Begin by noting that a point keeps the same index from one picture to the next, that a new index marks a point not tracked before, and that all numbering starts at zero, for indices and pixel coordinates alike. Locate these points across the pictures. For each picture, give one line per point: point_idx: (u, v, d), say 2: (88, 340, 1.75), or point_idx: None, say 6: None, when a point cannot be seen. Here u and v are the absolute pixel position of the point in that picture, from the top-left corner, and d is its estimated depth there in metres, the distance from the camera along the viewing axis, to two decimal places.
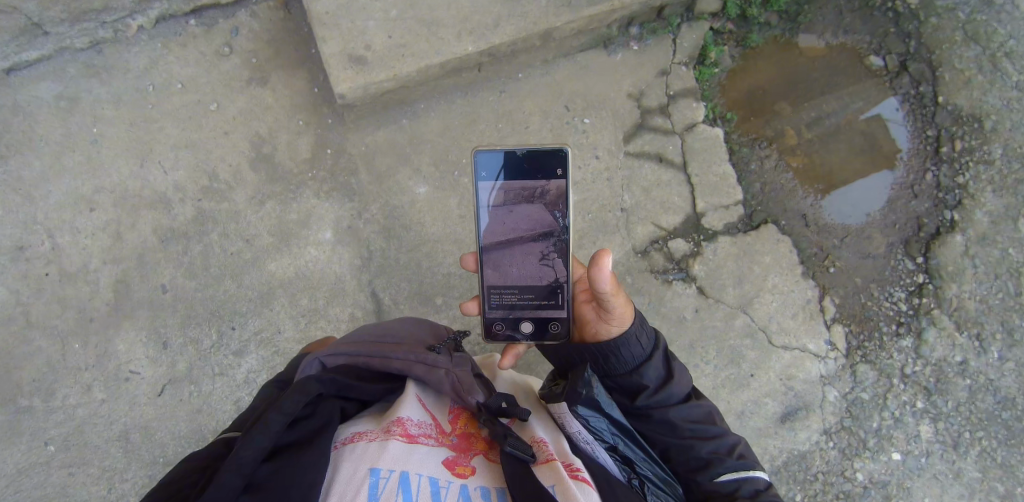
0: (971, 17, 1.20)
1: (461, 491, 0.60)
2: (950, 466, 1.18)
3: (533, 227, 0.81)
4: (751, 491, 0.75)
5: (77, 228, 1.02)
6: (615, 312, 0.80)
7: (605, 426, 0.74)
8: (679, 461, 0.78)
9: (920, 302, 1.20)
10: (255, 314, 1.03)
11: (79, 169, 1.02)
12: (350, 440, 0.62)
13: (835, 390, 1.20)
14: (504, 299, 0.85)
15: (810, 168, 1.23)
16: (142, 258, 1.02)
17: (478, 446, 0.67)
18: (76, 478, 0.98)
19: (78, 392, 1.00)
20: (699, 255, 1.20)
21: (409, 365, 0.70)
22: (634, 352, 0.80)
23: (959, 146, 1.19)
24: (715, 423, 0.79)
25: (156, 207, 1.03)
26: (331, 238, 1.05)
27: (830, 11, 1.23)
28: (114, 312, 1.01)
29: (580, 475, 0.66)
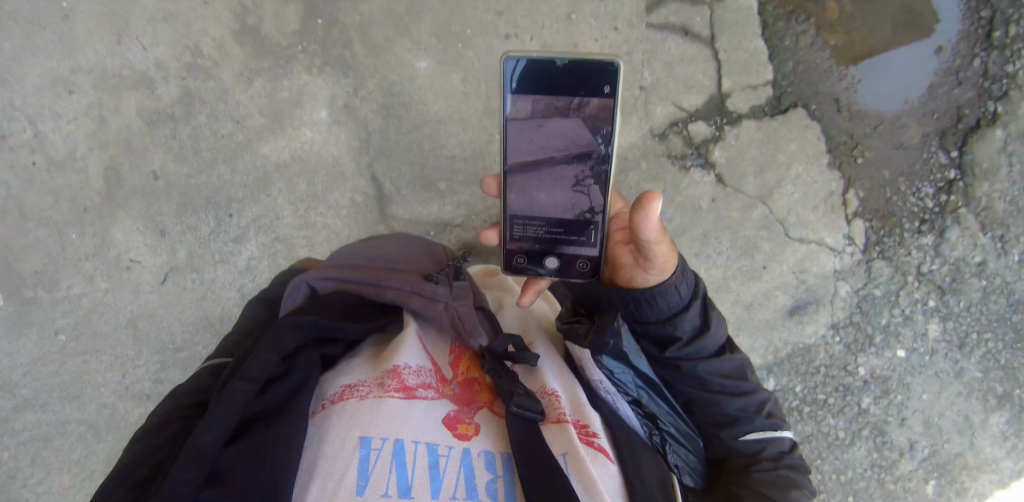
0: None
1: (461, 458, 0.57)
2: (953, 366, 1.17)
3: (567, 147, 0.70)
4: (776, 452, 0.78)
5: (59, 114, 0.94)
6: (657, 259, 0.72)
7: (631, 378, 0.71)
8: (705, 413, 0.78)
9: (947, 200, 1.15)
10: (251, 200, 0.99)
11: (54, 47, 0.92)
12: (338, 398, 0.58)
13: (848, 285, 1.16)
14: (528, 230, 0.76)
15: (848, 46, 1.13)
16: (130, 145, 0.95)
17: (484, 399, 0.64)
18: (90, 365, 0.99)
19: (81, 282, 0.98)
20: (720, 140, 1.12)
21: (406, 297, 0.67)
22: (671, 302, 0.73)
23: (1014, 31, 1.09)
24: (748, 378, 0.77)
25: (141, 89, 0.94)
26: (327, 118, 0.99)
27: None
28: (107, 201, 0.96)
29: (591, 437, 0.64)
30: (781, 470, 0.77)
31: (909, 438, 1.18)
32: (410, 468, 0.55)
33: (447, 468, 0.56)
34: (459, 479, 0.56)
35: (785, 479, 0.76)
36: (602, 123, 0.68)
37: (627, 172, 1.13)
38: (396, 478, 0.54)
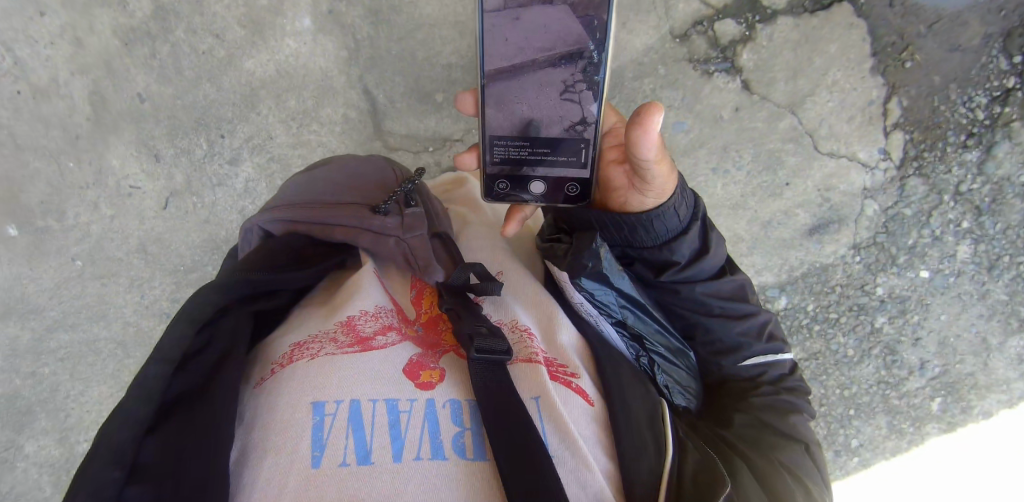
0: None
1: (425, 413, 0.52)
2: (978, 288, 1.11)
3: (552, 45, 0.62)
4: (776, 375, 0.80)
5: (33, 36, 0.91)
6: (654, 181, 0.66)
7: (613, 299, 0.67)
8: (704, 339, 0.77)
9: (1001, 111, 1.04)
10: (241, 120, 0.95)
11: None
12: (288, 360, 0.55)
13: (876, 204, 1.09)
14: (510, 151, 0.69)
15: None
16: (111, 66, 0.92)
17: (448, 342, 0.60)
18: (110, 288, 1.02)
19: (87, 210, 0.98)
20: (750, 41, 0.99)
21: (355, 233, 0.65)
22: (669, 225, 0.69)
23: None
24: (749, 301, 0.76)
25: (112, 4, 0.90)
26: (311, 26, 0.91)
27: None
28: (98, 125, 0.95)
29: (567, 378, 0.59)
30: (781, 393, 0.79)
31: (921, 357, 1.15)
32: (368, 428, 0.50)
33: (410, 424, 0.51)
34: (423, 435, 0.50)
35: (784, 401, 0.78)
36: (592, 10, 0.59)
37: (640, 79, 1.02)
38: (353, 443, 0.48)
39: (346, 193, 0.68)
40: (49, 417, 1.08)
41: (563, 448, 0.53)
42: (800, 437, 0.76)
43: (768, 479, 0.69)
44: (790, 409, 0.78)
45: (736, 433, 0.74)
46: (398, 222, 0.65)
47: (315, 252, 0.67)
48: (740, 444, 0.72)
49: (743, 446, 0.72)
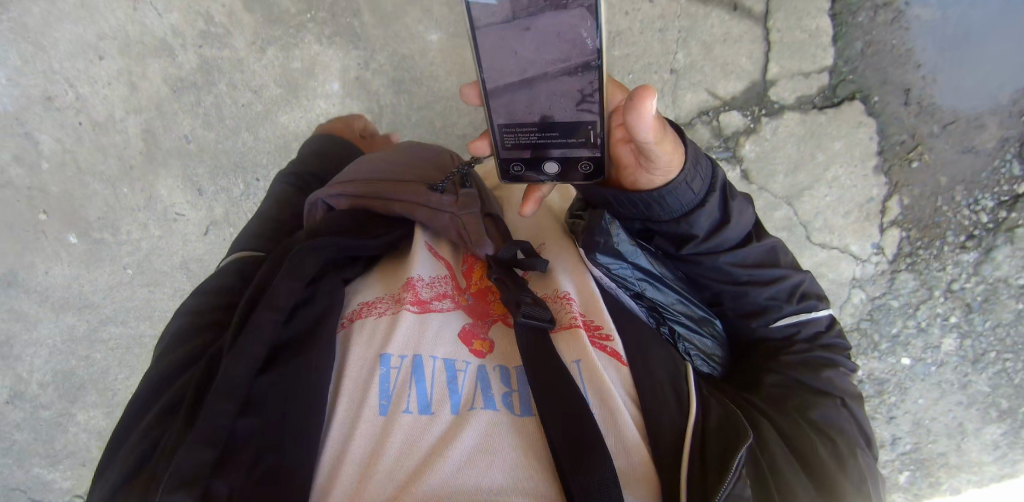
0: None
1: (478, 372, 0.57)
2: (959, 378, 1.14)
3: (563, 55, 0.61)
4: (811, 333, 0.75)
5: (93, 77, 1.02)
6: (658, 159, 0.65)
7: (630, 272, 0.69)
8: (732, 304, 0.74)
9: (1006, 216, 1.04)
10: (275, 167, 1.04)
11: (80, 15, 1.00)
12: (356, 316, 0.60)
13: (864, 293, 1.13)
14: (521, 137, 0.68)
15: (938, 28, 0.99)
16: (161, 108, 1.02)
17: (498, 311, 0.63)
18: (155, 296, 1.15)
19: (137, 229, 1.10)
20: (754, 133, 1.04)
21: (413, 207, 0.67)
22: (682, 199, 0.68)
23: None
24: (777, 264, 0.72)
25: (161, 54, 1.00)
26: (339, 90, 0.99)
27: None
28: (149, 159, 1.05)
29: (605, 347, 0.61)
30: (814, 350, 0.74)
31: (893, 434, 1.21)
32: (431, 386, 0.54)
33: (465, 384, 0.55)
34: (477, 390, 0.55)
35: (817, 358, 0.73)
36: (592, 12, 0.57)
37: None
38: (415, 393, 0.53)
39: (404, 171, 0.71)
40: (99, 394, 1.23)
41: (600, 408, 0.56)
42: (835, 393, 0.71)
43: (797, 440, 0.66)
44: (825, 365, 0.73)
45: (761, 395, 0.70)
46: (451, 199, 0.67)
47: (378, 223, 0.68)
48: (766, 405, 0.69)
49: (768, 407, 0.69)
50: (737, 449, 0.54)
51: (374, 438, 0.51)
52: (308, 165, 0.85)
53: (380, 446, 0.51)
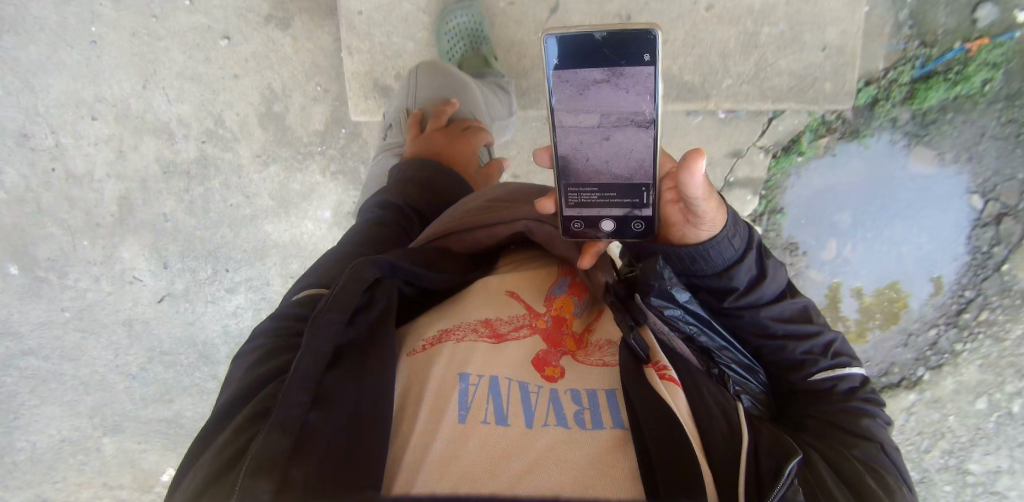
0: None
1: (550, 394, 0.52)
2: None
3: (627, 145, 0.60)
4: (848, 387, 0.62)
5: (79, 132, 1.02)
6: (704, 213, 0.59)
7: (681, 315, 0.61)
8: (772, 355, 0.64)
9: None
10: (246, 264, 1.08)
11: (82, 71, 1.00)
12: (435, 341, 0.56)
13: None
14: (581, 197, 0.63)
15: (826, 288, 1.25)
16: (144, 183, 1.04)
17: (570, 344, 0.59)
18: (88, 342, 1.15)
19: (88, 280, 1.11)
20: None
21: (536, 226, 0.66)
22: (723, 256, 0.61)
23: (980, 317, 1.21)
24: (814, 318, 0.64)
25: (158, 134, 1.02)
26: (329, 218, 1.06)
27: (971, 132, 1.15)
28: (119, 223, 1.07)
29: (667, 376, 0.52)
30: (854, 401, 0.61)
31: None
32: (507, 403, 0.51)
33: (538, 405, 0.51)
34: (550, 410, 0.51)
35: (858, 408, 0.61)
36: (652, 101, 0.57)
37: None
38: (493, 407, 0.50)
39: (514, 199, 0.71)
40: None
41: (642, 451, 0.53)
42: (877, 437, 0.59)
43: (852, 477, 0.54)
44: (864, 412, 0.60)
45: (807, 436, 0.59)
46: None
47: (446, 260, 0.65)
48: (817, 443, 0.58)
49: (821, 446, 0.57)
50: (788, 461, 0.47)
51: (449, 445, 0.47)
52: (407, 190, 0.79)
53: (455, 450, 0.47)
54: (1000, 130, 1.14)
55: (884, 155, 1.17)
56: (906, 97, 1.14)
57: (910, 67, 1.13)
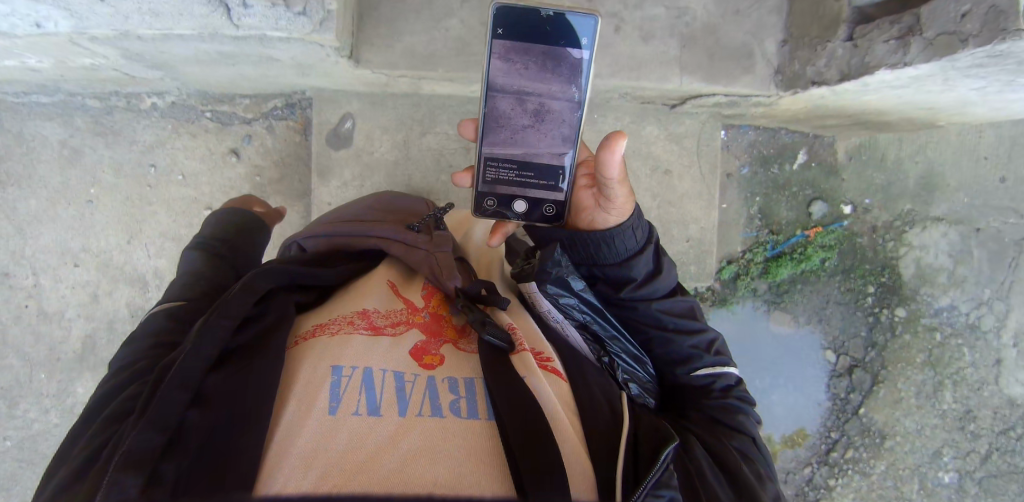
0: (944, 339, 1.52)
1: (426, 384, 0.67)
2: None
3: (545, 127, 0.87)
4: (725, 385, 0.90)
5: (60, 275, 1.39)
6: (617, 199, 0.85)
7: (575, 303, 0.87)
8: (662, 350, 0.90)
9: None
10: None
11: (72, 233, 1.39)
12: (311, 334, 0.72)
13: None
14: (499, 174, 0.89)
15: None
16: (112, 324, 1.41)
17: (446, 332, 0.78)
18: (22, 470, 1.41)
19: (37, 410, 1.41)
20: None
21: (388, 243, 0.88)
22: (628, 245, 0.87)
23: (847, 455, 1.52)
24: (698, 317, 0.91)
25: (135, 284, 1.40)
26: None
27: (818, 295, 1.52)
28: (80, 358, 1.42)
29: (549, 366, 0.76)
30: (731, 399, 0.89)
31: None
32: (378, 389, 0.65)
33: (414, 387, 0.66)
34: (426, 400, 0.65)
35: (733, 405, 0.89)
36: (579, 81, 0.84)
37: None
38: (367, 399, 0.63)
39: (381, 218, 0.94)
40: None
41: None
42: (745, 431, 0.86)
43: (726, 460, 0.79)
44: (738, 409, 0.89)
45: (697, 427, 0.85)
46: (426, 238, 0.89)
47: (337, 260, 0.88)
48: (703, 433, 0.83)
49: (706, 436, 0.83)
50: (664, 449, 0.66)
51: (325, 432, 0.59)
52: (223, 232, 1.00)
53: (329, 439, 0.58)
54: (837, 296, 1.51)
55: (752, 318, 1.53)
56: (762, 272, 1.50)
57: (763, 248, 1.50)
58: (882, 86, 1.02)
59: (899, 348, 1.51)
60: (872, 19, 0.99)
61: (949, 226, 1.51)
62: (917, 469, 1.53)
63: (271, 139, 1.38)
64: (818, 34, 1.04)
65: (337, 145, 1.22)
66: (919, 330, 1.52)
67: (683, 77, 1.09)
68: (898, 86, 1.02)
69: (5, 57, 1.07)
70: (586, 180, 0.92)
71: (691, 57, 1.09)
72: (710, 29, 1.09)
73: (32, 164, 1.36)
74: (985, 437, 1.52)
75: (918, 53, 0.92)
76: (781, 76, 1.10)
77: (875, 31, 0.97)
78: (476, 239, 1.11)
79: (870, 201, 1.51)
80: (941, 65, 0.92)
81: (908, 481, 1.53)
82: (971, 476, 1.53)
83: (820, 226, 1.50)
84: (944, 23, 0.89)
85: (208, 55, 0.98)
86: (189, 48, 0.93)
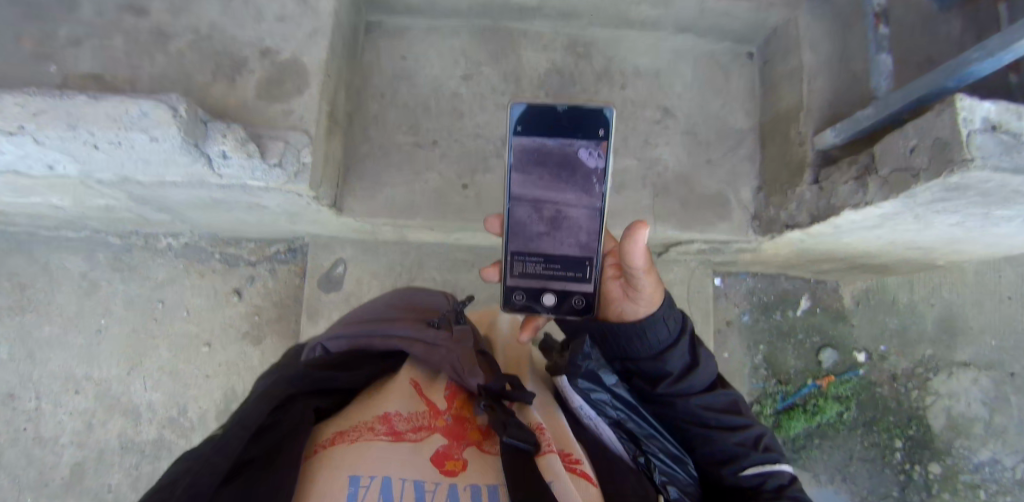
0: (993, 495, 1.37)
1: (448, 491, 0.61)
2: None
3: (571, 219, 0.82)
4: (775, 484, 0.82)
5: (60, 400, 1.41)
6: (644, 289, 0.83)
7: (608, 399, 0.81)
8: (704, 448, 0.85)
9: None
10: None
11: (78, 358, 1.42)
12: (331, 441, 0.64)
13: None
14: (528, 267, 0.84)
15: None
16: (103, 452, 1.40)
17: (471, 435, 0.70)
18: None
19: None
20: None
21: (409, 344, 0.80)
22: (660, 337, 0.84)
23: None
24: (741, 413, 0.87)
25: (128, 413, 1.40)
26: None
27: (841, 451, 1.39)
28: (67, 486, 1.39)
29: (578, 470, 0.71)
30: (783, 498, 0.81)
31: None
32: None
33: (436, 498, 0.60)
34: None
35: None
36: (602, 171, 0.80)
37: None
38: None
39: (404, 316, 0.88)
40: None
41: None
42: None
43: None
44: None
45: None
46: (449, 335, 0.81)
47: (361, 363, 0.79)
48: None
49: None
50: None
51: None
52: None
53: None
54: (861, 450, 1.39)
55: None
56: (773, 426, 1.38)
57: (773, 399, 1.40)
58: (856, 227, 1.00)
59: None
60: (835, 161, 1.00)
61: (979, 371, 1.40)
62: None
63: (272, 280, 1.43)
64: (788, 179, 1.06)
65: (328, 288, 1.24)
66: (960, 489, 1.37)
67: (658, 225, 1.11)
68: (873, 227, 1.00)
69: (29, 196, 1.17)
70: (613, 269, 0.89)
71: (666, 206, 1.12)
72: (683, 180, 1.13)
73: (52, 291, 1.43)
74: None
75: (876, 191, 0.89)
76: (758, 221, 1.12)
77: (836, 173, 0.97)
78: (505, 332, 1.05)
79: (886, 347, 1.43)
80: (903, 202, 0.86)
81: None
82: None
83: (832, 375, 1.41)
84: (895, 160, 0.86)
85: (201, 201, 1.04)
86: (184, 193, 0.99)
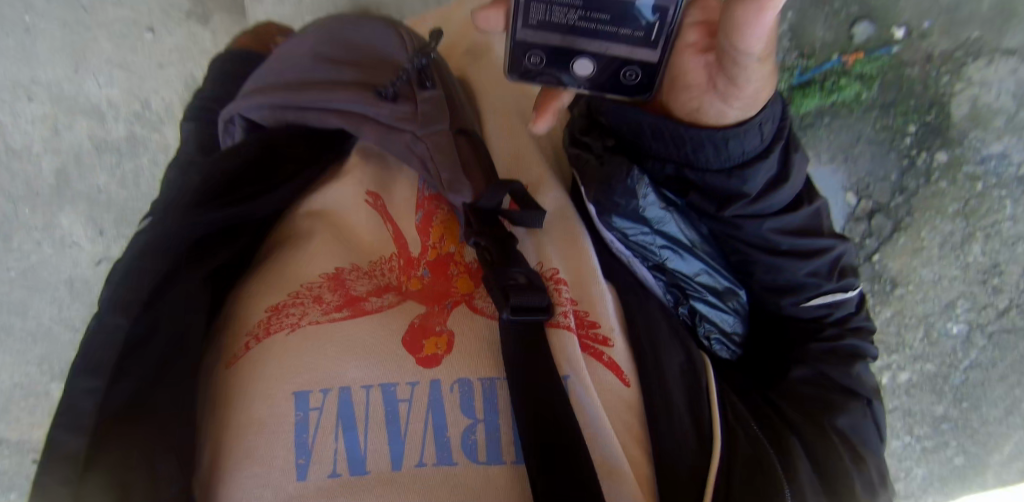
0: (985, 190, 1.15)
1: (430, 388, 0.57)
2: None
3: None
4: (841, 316, 0.79)
5: (17, 110, 1.29)
6: (748, 84, 0.59)
7: (651, 239, 0.71)
8: (766, 276, 0.75)
9: None
10: None
11: (17, 62, 1.27)
12: (265, 325, 0.62)
13: None
14: (555, 16, 0.57)
15: None
16: (80, 157, 1.31)
17: (455, 291, 0.65)
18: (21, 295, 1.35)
19: (31, 243, 1.34)
20: None
21: (349, 122, 0.72)
22: (745, 147, 0.63)
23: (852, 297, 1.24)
24: (822, 235, 0.73)
25: (93, 116, 1.30)
26: None
27: (844, 134, 1.19)
28: (56, 190, 1.32)
29: (596, 351, 0.63)
30: (846, 337, 0.79)
31: None
32: (355, 419, 0.56)
33: (418, 404, 0.56)
34: (431, 427, 0.55)
35: (851, 345, 0.78)
36: None
37: None
38: (346, 444, 0.55)
39: (343, 69, 0.75)
40: None
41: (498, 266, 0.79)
42: (859, 392, 0.77)
43: (820, 454, 0.71)
44: (856, 351, 0.78)
45: (788, 400, 0.76)
46: (408, 111, 0.70)
47: (283, 150, 0.75)
48: (798, 417, 0.74)
49: (801, 421, 0.73)
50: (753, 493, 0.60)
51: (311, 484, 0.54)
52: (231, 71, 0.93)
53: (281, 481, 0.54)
54: (870, 134, 1.17)
55: None
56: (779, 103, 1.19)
57: (789, 75, 1.19)
58: None
59: (932, 197, 1.16)
60: None
61: None
62: (925, 319, 1.21)
63: None
64: None
65: None
66: (960, 178, 1.15)
67: None
68: None
69: None
70: (697, 37, 0.65)
71: None
72: None
73: None
74: (1012, 292, 1.17)
75: None
76: None
77: None
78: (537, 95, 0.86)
79: (932, 23, 1.13)
80: None
81: (912, 330, 1.22)
82: (982, 330, 1.19)
83: (862, 52, 1.15)
84: None
85: None
86: None
